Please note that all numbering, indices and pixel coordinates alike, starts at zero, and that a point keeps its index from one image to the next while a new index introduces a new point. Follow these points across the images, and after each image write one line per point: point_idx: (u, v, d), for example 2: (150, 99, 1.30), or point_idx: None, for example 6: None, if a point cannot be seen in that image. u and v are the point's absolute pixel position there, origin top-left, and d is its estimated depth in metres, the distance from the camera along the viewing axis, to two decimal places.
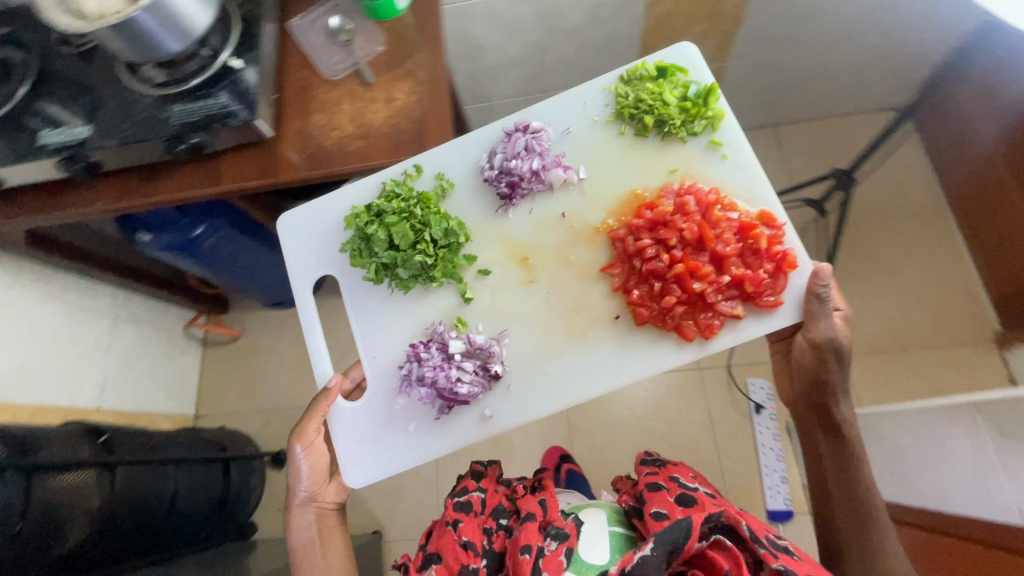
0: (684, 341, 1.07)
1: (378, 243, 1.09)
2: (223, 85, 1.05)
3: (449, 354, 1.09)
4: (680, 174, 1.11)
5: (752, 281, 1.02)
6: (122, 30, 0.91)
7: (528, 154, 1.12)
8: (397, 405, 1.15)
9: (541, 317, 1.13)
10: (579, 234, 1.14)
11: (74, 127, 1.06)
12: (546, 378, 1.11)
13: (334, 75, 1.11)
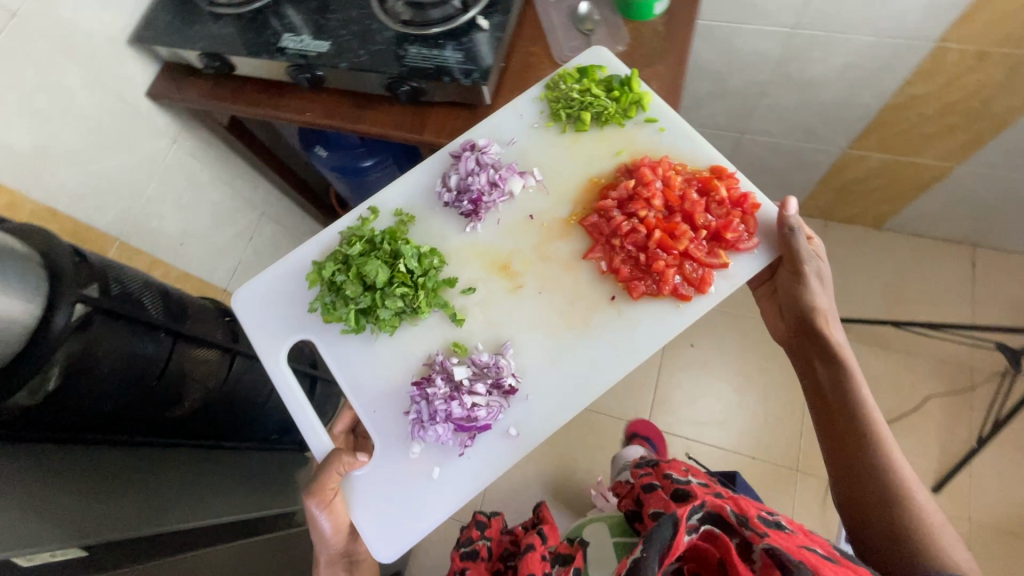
0: (679, 301, 1.01)
1: (352, 284, 1.01)
2: (461, 41, 1.05)
3: (456, 385, 0.99)
4: (630, 145, 1.08)
5: (722, 228, 0.99)
6: None
7: (484, 170, 1.05)
8: (411, 455, 1.02)
9: (539, 316, 1.04)
10: (550, 232, 1.07)
11: (314, 39, 1.10)
12: (556, 356, 1.03)
13: (565, 61, 1.08)
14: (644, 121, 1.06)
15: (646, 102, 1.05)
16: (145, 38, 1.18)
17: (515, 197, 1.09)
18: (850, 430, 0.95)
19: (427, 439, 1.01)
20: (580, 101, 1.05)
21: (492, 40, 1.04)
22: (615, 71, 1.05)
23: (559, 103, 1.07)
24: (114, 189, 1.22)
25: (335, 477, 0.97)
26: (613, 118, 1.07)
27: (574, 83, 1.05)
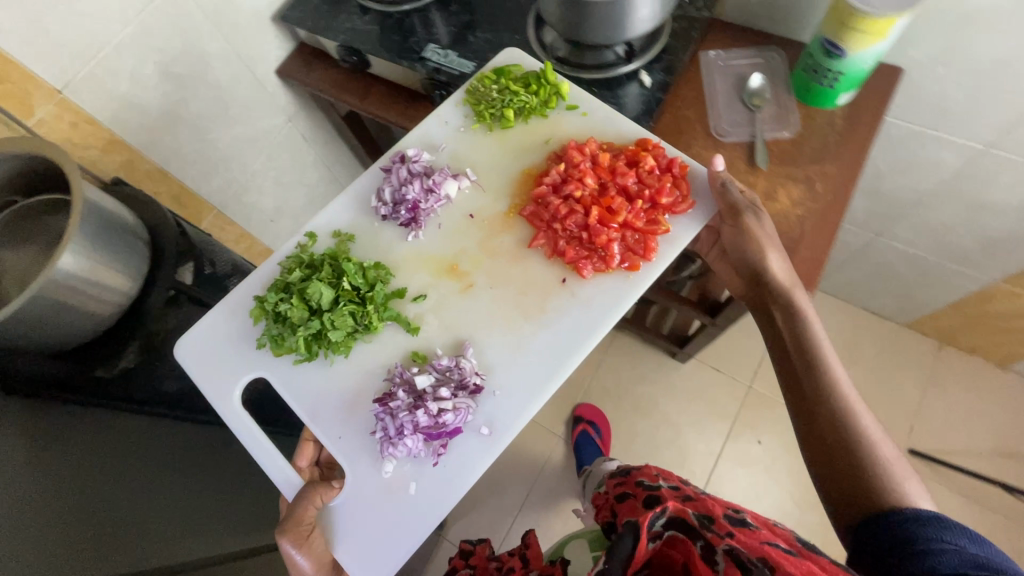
0: (630, 273, 0.91)
1: (296, 308, 0.87)
2: (613, 94, 0.99)
3: (419, 396, 0.87)
4: (556, 129, 0.99)
5: (656, 195, 0.90)
6: (576, 10, 0.86)
7: (415, 179, 0.96)
8: (386, 475, 0.89)
9: (495, 309, 0.93)
10: (491, 227, 0.97)
11: (458, 56, 1.05)
12: (520, 342, 0.91)
13: (721, 134, 0.96)
14: (567, 108, 0.98)
15: (564, 90, 0.98)
16: (288, 18, 1.14)
17: (453, 205, 0.98)
18: (807, 368, 0.81)
19: (398, 453, 0.88)
20: (500, 99, 0.98)
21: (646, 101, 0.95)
22: (531, 68, 1.00)
23: (477, 104, 0.99)
24: (221, 160, 1.20)
25: (313, 505, 0.88)
26: (534, 110, 0.99)
27: (491, 84, 0.98)
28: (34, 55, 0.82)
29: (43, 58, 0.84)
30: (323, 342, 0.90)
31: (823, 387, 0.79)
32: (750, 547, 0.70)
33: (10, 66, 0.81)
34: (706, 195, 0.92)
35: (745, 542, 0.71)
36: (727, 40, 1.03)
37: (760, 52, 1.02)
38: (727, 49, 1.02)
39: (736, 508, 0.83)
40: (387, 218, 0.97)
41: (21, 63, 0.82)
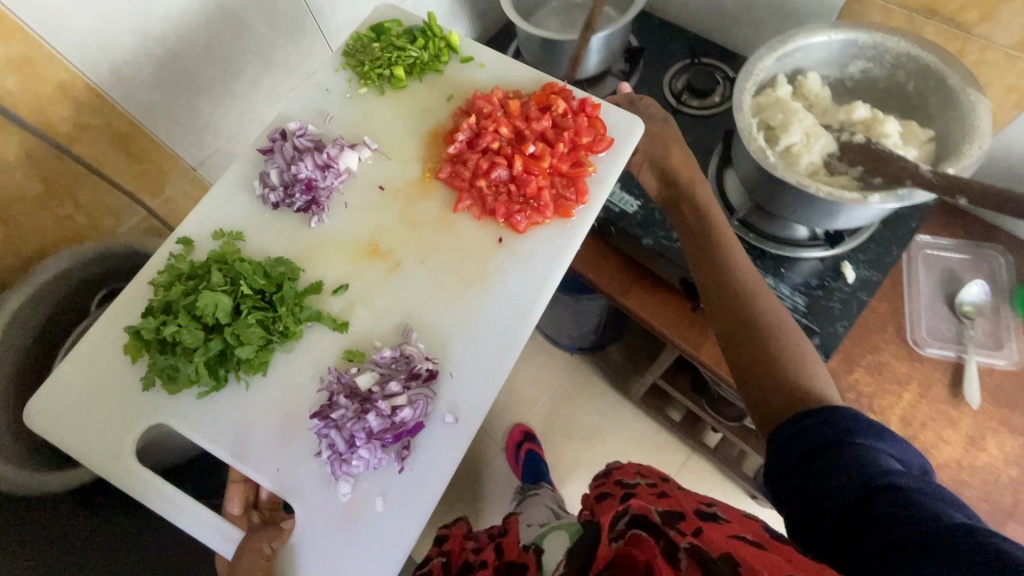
0: (568, 220, 0.73)
1: (188, 332, 0.63)
2: (793, 278, 0.79)
3: (368, 396, 0.65)
4: (461, 85, 0.81)
5: (575, 135, 0.74)
6: (796, 193, 0.68)
7: (309, 156, 0.73)
8: (345, 500, 0.65)
9: (434, 281, 0.72)
10: (410, 197, 0.76)
11: (627, 191, 0.88)
12: (470, 308, 0.71)
13: (921, 344, 0.80)
14: (462, 61, 0.80)
15: (456, 42, 0.81)
16: None
17: (356, 179, 0.77)
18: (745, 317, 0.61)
19: (359, 471, 0.65)
20: (394, 57, 0.78)
21: (855, 301, 0.76)
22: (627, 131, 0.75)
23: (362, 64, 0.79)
24: None
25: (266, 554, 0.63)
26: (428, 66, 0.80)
27: (373, 42, 0.79)
28: (179, 134, 0.74)
29: (186, 137, 0.75)
30: (230, 363, 0.66)
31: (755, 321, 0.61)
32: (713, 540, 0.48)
33: (152, 146, 0.72)
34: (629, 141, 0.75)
35: (714, 544, 0.47)
36: (937, 228, 0.87)
37: (975, 247, 0.86)
38: (939, 237, 0.87)
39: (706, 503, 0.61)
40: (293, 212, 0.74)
41: (163, 143, 0.73)
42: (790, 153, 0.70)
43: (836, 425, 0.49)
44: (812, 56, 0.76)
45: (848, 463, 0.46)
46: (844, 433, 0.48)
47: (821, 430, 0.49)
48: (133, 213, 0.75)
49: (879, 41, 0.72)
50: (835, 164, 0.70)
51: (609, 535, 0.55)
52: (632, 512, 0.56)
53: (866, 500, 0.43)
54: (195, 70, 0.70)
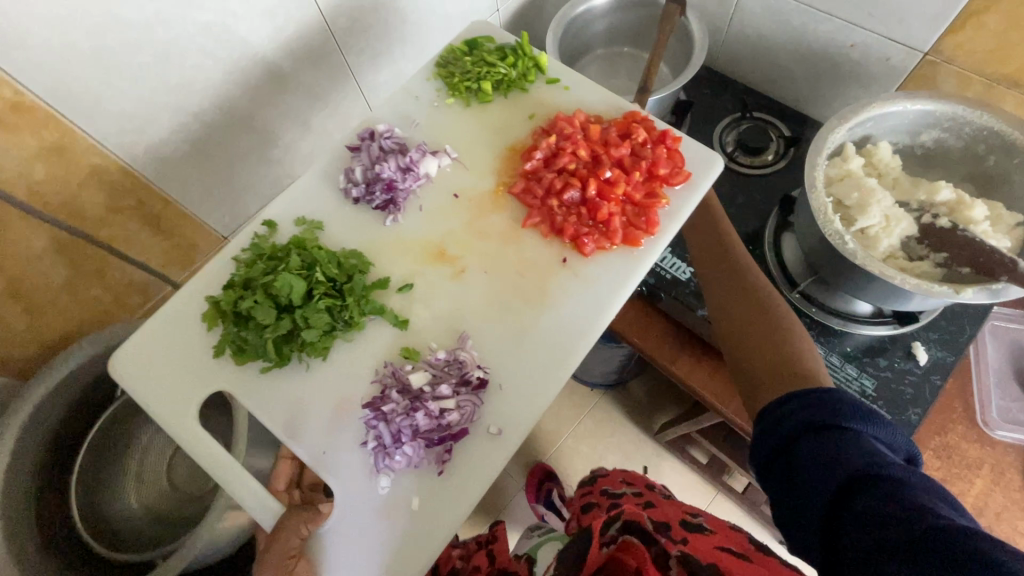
0: (634, 251, 0.65)
1: (262, 309, 0.58)
2: (859, 357, 0.74)
3: (418, 395, 0.59)
4: (547, 105, 0.73)
5: (653, 165, 0.65)
6: (872, 281, 0.63)
7: (392, 155, 0.67)
8: (383, 495, 0.58)
9: (494, 294, 0.65)
10: (479, 207, 0.68)
11: (680, 257, 0.85)
12: (525, 331, 0.63)
13: (992, 425, 0.76)
14: (550, 81, 0.73)
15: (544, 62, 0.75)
16: None
17: (434, 184, 0.69)
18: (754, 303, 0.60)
19: (399, 468, 0.58)
20: (481, 71, 0.72)
21: (927, 386, 0.71)
22: (710, 168, 0.67)
23: (452, 76, 0.74)
24: None
25: (297, 542, 0.56)
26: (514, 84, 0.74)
27: (465, 56, 0.73)
28: (213, 205, 0.69)
29: (220, 207, 0.70)
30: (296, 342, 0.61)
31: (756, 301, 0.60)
32: (702, 552, 0.60)
33: (184, 221, 0.67)
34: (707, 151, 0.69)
35: (698, 550, 0.60)
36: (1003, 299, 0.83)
37: None
38: (1006, 308, 0.83)
39: (693, 517, 0.75)
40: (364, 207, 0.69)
41: (196, 216, 0.68)
42: (867, 235, 0.66)
43: (838, 405, 0.47)
44: (883, 126, 0.72)
45: (834, 450, 0.44)
46: (833, 417, 0.46)
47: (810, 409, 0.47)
48: (159, 291, 0.70)
49: (958, 113, 0.68)
50: (913, 247, 0.66)
51: (603, 539, 0.68)
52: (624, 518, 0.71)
53: (852, 491, 0.41)
54: (233, 139, 0.65)
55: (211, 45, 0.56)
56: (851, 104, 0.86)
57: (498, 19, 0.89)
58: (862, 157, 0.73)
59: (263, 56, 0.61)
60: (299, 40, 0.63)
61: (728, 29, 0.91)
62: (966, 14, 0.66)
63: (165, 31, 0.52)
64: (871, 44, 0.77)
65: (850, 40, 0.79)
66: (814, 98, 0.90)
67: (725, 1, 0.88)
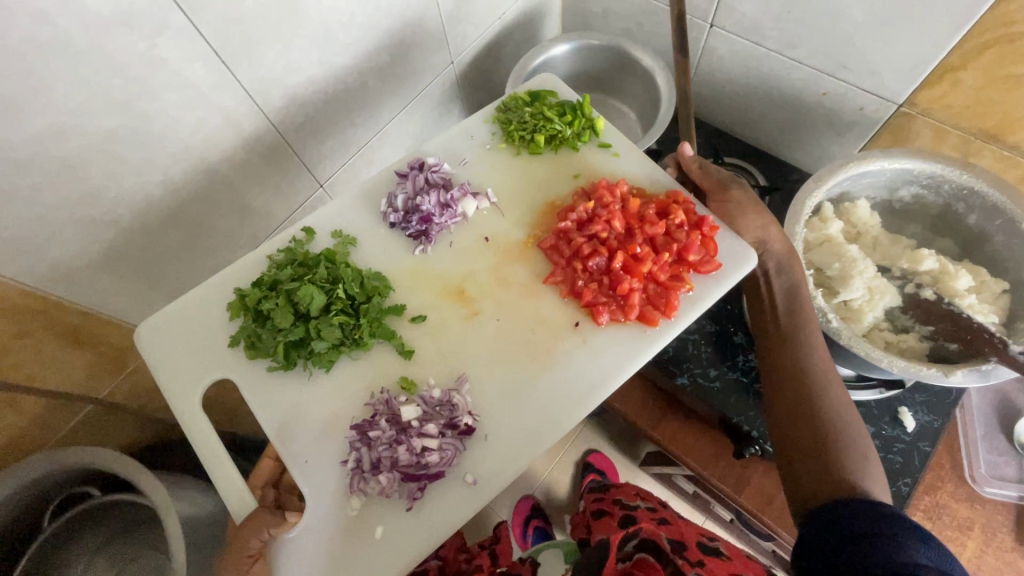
0: (648, 331, 0.59)
1: (279, 313, 0.55)
2: None
3: (404, 425, 0.55)
4: (594, 173, 0.67)
5: (684, 250, 0.59)
6: (857, 363, 0.60)
7: (435, 189, 0.64)
8: (351, 514, 0.53)
9: (499, 349, 0.59)
10: (503, 256, 0.63)
11: None
12: (525, 395, 0.57)
13: (983, 482, 0.74)
14: (601, 144, 0.68)
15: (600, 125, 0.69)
16: None
17: (467, 226, 0.65)
18: (803, 392, 0.54)
19: (372, 494, 0.54)
20: (537, 123, 0.68)
21: (916, 453, 0.69)
22: (743, 265, 0.60)
23: (508, 123, 0.70)
24: None
25: (257, 544, 0.52)
26: (566, 142, 0.69)
27: (526, 106, 0.70)
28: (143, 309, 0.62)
29: (150, 309, 0.63)
30: (305, 349, 0.57)
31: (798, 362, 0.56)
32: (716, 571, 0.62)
33: (106, 329, 0.59)
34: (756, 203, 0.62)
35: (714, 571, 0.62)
36: None
37: None
38: None
39: (709, 538, 0.74)
40: (394, 231, 0.65)
41: (120, 321, 0.61)
42: (851, 309, 0.63)
43: (882, 513, 0.44)
44: (860, 183, 0.69)
45: (888, 540, 0.42)
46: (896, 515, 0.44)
47: (850, 514, 0.45)
48: (85, 405, 0.62)
49: (937, 171, 0.65)
50: (898, 317, 0.64)
51: (619, 555, 0.70)
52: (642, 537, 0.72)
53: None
54: (159, 238, 0.59)
55: (122, 150, 0.50)
56: (826, 149, 0.82)
57: (453, 71, 0.83)
58: (840, 216, 0.70)
59: (187, 150, 0.55)
60: (228, 127, 0.57)
61: (695, 72, 0.87)
62: (941, 70, 0.64)
63: (59, 144, 0.46)
64: (843, 93, 0.74)
65: (822, 88, 0.75)
66: (788, 143, 0.86)
67: (691, 44, 0.84)
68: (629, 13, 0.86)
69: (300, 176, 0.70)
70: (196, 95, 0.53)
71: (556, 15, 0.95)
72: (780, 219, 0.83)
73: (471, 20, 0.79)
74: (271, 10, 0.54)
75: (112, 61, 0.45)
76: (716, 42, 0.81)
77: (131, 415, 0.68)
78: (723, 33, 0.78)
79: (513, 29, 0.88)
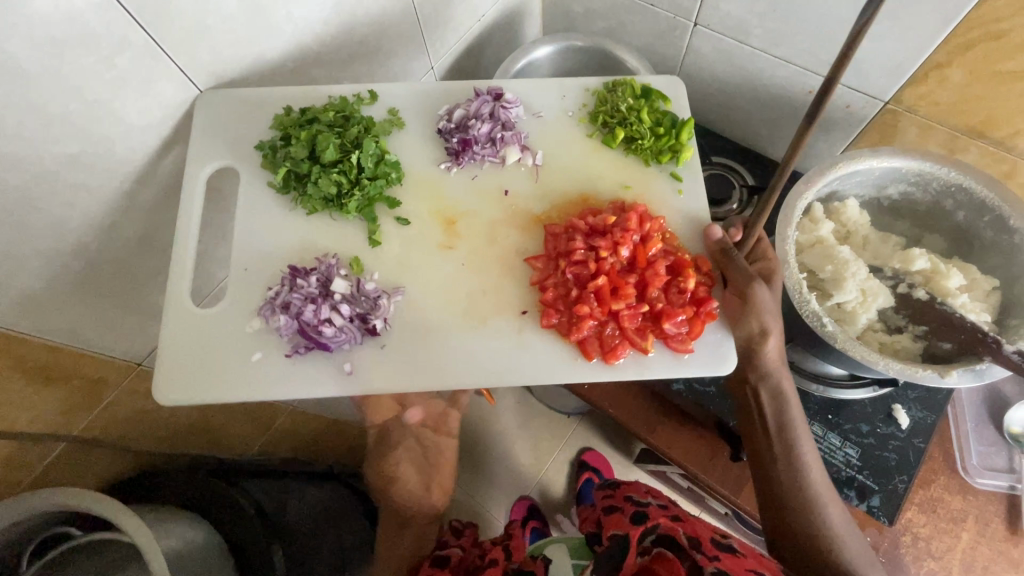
0: (579, 357, 0.56)
1: (297, 144, 0.56)
2: (842, 426, 0.71)
3: (328, 291, 0.55)
4: (645, 194, 0.63)
5: (665, 312, 0.55)
6: (851, 366, 0.61)
7: (493, 122, 0.63)
8: (248, 331, 0.56)
9: (450, 292, 0.58)
10: (509, 216, 0.62)
11: None
12: (426, 341, 0.57)
13: (975, 473, 0.74)
14: (672, 175, 0.62)
15: (687, 157, 0.63)
16: None
17: (500, 171, 0.64)
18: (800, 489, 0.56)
19: (269, 325, 0.56)
20: (625, 117, 0.64)
21: (911, 449, 0.70)
22: (716, 365, 0.56)
23: (604, 105, 0.65)
24: None
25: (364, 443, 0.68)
26: (641, 153, 0.64)
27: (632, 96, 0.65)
28: (118, 341, 0.59)
29: (127, 339, 0.60)
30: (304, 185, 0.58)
31: (797, 483, 0.56)
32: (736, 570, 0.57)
33: (83, 363, 0.56)
34: (774, 311, 0.56)
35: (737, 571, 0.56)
36: None
37: None
38: None
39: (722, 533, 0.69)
40: (437, 137, 0.64)
41: (99, 354, 0.57)
42: (844, 311, 0.63)
43: None
44: (849, 181, 0.68)
45: None
46: None
47: None
48: (59, 443, 0.58)
49: (925, 168, 0.65)
50: (891, 316, 0.64)
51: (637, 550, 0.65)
52: (659, 531, 0.65)
53: None
54: (131, 265, 0.56)
55: (86, 179, 0.47)
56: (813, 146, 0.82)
57: (433, 76, 0.80)
58: (830, 216, 0.69)
59: None
60: None
61: (680, 72, 0.86)
62: (928, 67, 0.63)
63: (15, 175, 0.43)
64: (829, 90, 0.73)
65: (807, 86, 0.75)
66: (774, 140, 0.85)
67: (674, 43, 0.82)
68: (610, 12, 0.85)
69: None
70: None
71: (536, 15, 0.93)
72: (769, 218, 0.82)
73: (451, 24, 0.77)
74: (237, 22, 0.51)
75: (68, 83, 0.43)
76: (699, 41, 0.79)
77: (110, 450, 0.65)
78: (707, 32, 0.77)
79: (494, 31, 0.86)
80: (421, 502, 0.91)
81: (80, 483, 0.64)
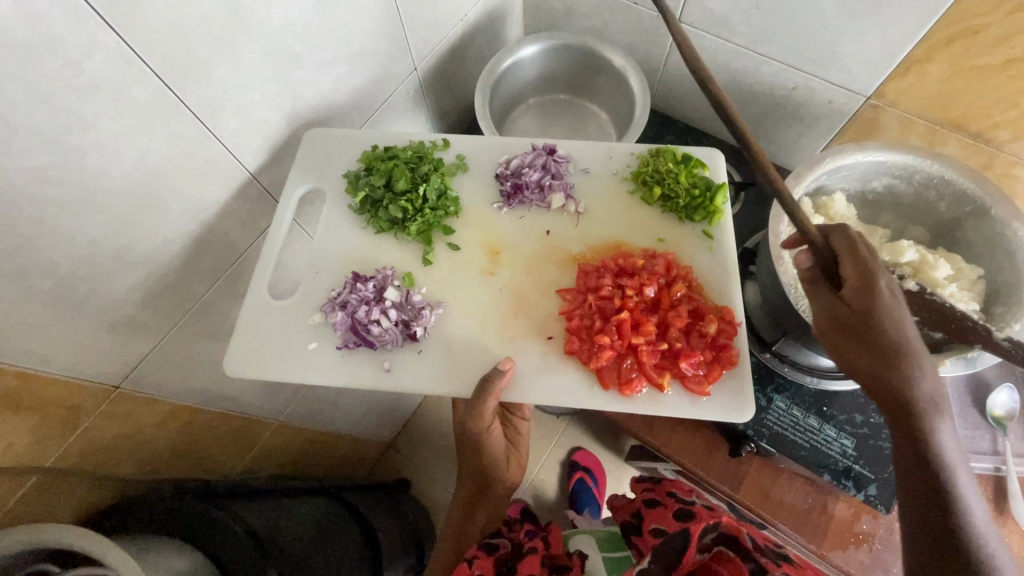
0: (595, 386, 0.57)
1: (376, 173, 0.64)
2: (837, 418, 0.72)
3: (381, 296, 0.61)
4: (678, 249, 0.63)
5: (683, 352, 0.56)
6: None
7: (545, 170, 0.66)
8: (312, 323, 0.62)
9: (483, 313, 0.61)
10: (544, 256, 0.64)
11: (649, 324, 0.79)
12: (448, 358, 0.60)
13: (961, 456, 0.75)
14: (704, 233, 0.63)
15: (722, 217, 0.63)
16: None
17: (541, 215, 0.66)
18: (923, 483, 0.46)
19: (329, 319, 0.62)
20: (664, 177, 0.64)
21: None
22: (729, 407, 0.56)
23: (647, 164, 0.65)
24: None
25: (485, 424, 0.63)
26: (677, 210, 0.64)
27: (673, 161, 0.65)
28: (96, 363, 0.55)
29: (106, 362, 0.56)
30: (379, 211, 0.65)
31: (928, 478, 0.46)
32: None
33: (53, 387, 0.52)
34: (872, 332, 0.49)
35: None
36: None
37: None
38: None
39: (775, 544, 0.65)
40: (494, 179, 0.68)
41: (71, 378, 0.53)
42: None
43: None
44: (836, 176, 0.70)
45: None
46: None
47: None
48: (31, 475, 0.54)
49: (908, 163, 0.66)
50: None
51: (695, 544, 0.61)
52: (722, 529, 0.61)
53: None
54: (111, 282, 0.53)
55: (58, 193, 0.44)
56: (796, 141, 0.83)
57: (417, 78, 0.78)
58: (819, 210, 0.70)
59: (132, 184, 0.49)
60: (178, 154, 0.52)
61: (664, 69, 0.86)
62: (908, 62, 0.64)
63: None
64: (813, 87, 0.74)
65: (791, 82, 0.75)
66: (758, 136, 0.86)
67: (658, 41, 0.82)
68: (593, 11, 0.84)
69: (260, 200, 0.64)
70: (136, 123, 0.47)
71: (518, 15, 0.92)
72: (756, 214, 0.82)
73: (433, 24, 0.75)
74: (215, 25, 0.48)
75: (35, 91, 0.40)
76: None
77: (85, 480, 0.61)
78: (691, 29, 0.77)
79: (475, 32, 0.84)
80: (500, 473, 0.71)
81: (54, 519, 0.60)
